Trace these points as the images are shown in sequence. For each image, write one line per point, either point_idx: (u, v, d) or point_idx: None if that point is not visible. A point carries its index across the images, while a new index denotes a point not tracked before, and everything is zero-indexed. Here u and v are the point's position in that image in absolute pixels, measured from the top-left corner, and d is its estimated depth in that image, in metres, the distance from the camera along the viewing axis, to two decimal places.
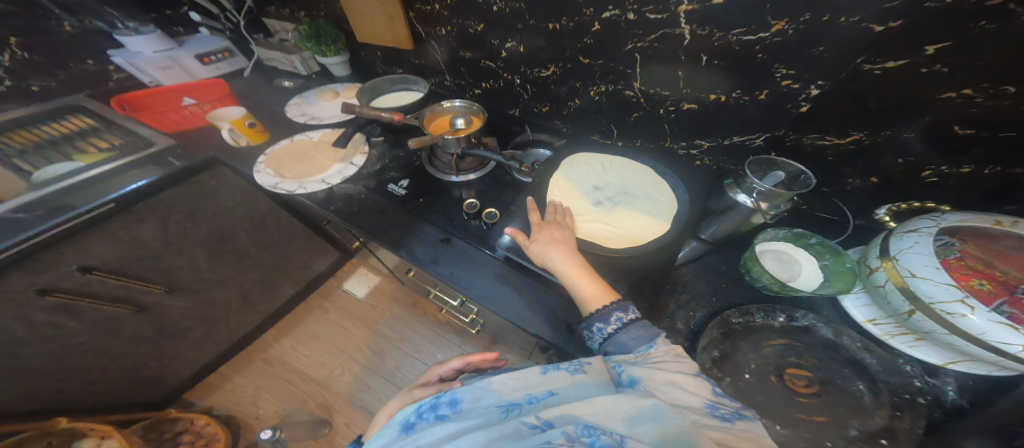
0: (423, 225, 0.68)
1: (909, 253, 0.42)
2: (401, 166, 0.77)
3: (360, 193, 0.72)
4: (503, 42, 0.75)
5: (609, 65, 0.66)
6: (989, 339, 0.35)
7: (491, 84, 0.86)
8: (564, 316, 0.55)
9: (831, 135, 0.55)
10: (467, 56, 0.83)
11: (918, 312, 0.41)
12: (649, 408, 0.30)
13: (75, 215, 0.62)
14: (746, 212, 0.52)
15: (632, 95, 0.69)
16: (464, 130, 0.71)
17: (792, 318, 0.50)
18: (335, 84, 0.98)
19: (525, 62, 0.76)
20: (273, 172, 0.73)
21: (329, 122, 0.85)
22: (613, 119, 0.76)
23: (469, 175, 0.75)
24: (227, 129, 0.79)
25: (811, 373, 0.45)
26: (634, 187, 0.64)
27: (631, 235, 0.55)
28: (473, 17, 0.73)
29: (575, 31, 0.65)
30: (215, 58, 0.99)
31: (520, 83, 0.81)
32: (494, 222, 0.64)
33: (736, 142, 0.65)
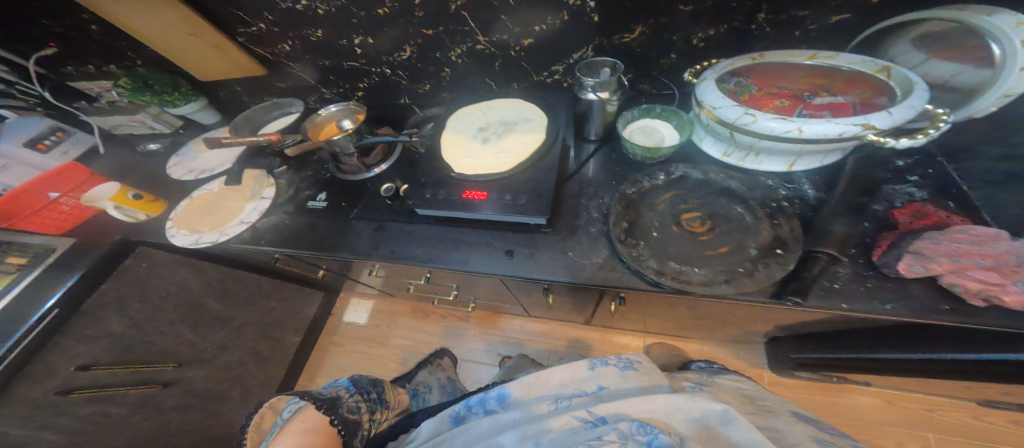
0: (352, 223, 0.69)
1: (707, 94, 0.49)
2: (313, 182, 0.77)
3: (282, 221, 0.72)
4: (351, 40, 0.71)
5: (450, 30, 0.65)
6: (777, 134, 0.43)
7: (367, 83, 0.82)
8: (500, 245, 0.60)
9: (625, 33, 0.59)
10: (329, 64, 0.78)
11: (736, 133, 0.47)
12: (712, 414, 0.43)
13: (32, 327, 0.62)
14: (599, 106, 0.58)
15: (483, 47, 0.68)
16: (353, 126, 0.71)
17: (669, 173, 0.55)
18: (211, 132, 0.92)
19: (383, 52, 0.73)
20: (188, 231, 0.70)
21: (221, 169, 0.81)
22: (484, 70, 0.74)
23: (381, 167, 0.74)
24: (111, 207, 0.72)
25: (701, 212, 0.50)
26: (512, 115, 0.66)
27: (518, 154, 0.58)
28: (302, 24, 0.68)
29: (403, 9, 0.62)
30: (50, 141, 0.81)
31: (391, 72, 0.78)
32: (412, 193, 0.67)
33: (577, 60, 0.67)
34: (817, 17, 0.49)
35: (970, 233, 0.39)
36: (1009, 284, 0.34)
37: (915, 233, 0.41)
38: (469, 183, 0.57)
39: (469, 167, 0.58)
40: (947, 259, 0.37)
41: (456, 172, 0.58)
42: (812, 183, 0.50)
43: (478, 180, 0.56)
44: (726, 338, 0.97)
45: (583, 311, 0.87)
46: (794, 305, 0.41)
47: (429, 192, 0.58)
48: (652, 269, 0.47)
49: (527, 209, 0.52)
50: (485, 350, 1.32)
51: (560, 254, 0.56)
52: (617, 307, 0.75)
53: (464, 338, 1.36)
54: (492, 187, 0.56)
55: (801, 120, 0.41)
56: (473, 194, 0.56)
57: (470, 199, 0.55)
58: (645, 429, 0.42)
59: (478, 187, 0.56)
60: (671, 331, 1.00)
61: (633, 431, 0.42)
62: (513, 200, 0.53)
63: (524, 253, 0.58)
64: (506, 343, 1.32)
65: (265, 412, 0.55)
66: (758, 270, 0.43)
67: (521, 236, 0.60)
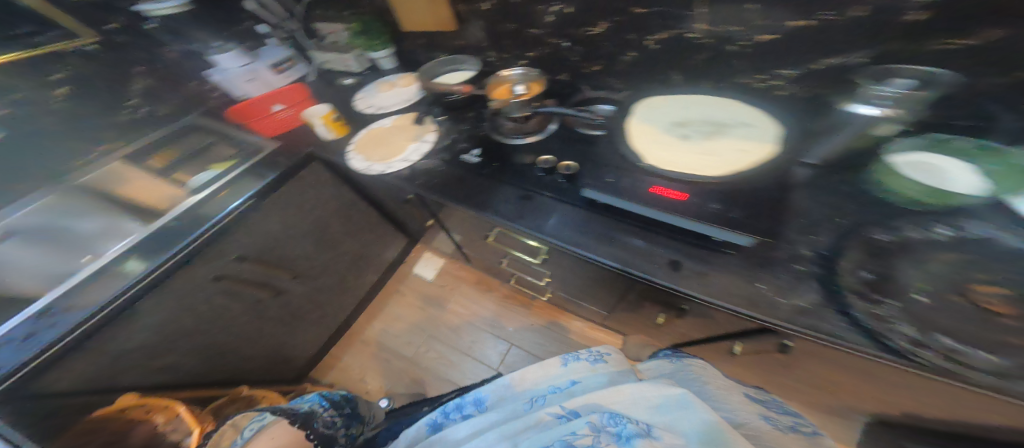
0: (497, 186, 0.69)
1: None
2: (469, 137, 0.79)
3: (436, 167, 0.74)
4: (548, 7, 0.71)
5: (666, 10, 0.59)
6: None
7: (538, 52, 0.82)
8: (664, 252, 0.51)
9: (944, 38, 0.42)
10: (511, 28, 0.80)
11: None
12: (676, 396, 0.49)
13: (226, 215, 0.74)
14: (873, 122, 0.48)
15: (694, 37, 0.61)
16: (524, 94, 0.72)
17: (960, 229, 0.40)
18: (387, 76, 1.01)
19: (572, 24, 0.71)
20: (363, 158, 0.76)
21: (394, 108, 0.88)
22: (679, 59, 0.66)
23: (531, 136, 0.74)
24: (320, 125, 0.83)
25: (1011, 289, 0.35)
26: (721, 115, 0.62)
27: (731, 162, 0.55)
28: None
29: None
30: (285, 67, 0.99)
31: (568, 46, 0.76)
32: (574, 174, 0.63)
33: (834, 66, 0.52)
34: None
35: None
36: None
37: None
38: (667, 178, 0.55)
39: (662, 163, 0.57)
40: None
41: (647, 163, 0.59)
42: None
43: (676, 177, 0.55)
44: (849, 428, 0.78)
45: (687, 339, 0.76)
46: None
47: (607, 178, 0.58)
48: (904, 337, 0.34)
49: None
50: (537, 342, 1.26)
51: (744, 281, 0.45)
52: (743, 346, 0.62)
53: (522, 325, 1.32)
54: (694, 190, 0.53)
55: None
56: (669, 193, 0.53)
57: (663, 196, 0.53)
58: (615, 420, 0.45)
59: (680, 187, 0.54)
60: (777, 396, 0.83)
61: (599, 422, 0.45)
62: None
63: (694, 269, 0.48)
64: (563, 343, 1.26)
65: (224, 432, 0.56)
66: None
67: (693, 248, 0.50)
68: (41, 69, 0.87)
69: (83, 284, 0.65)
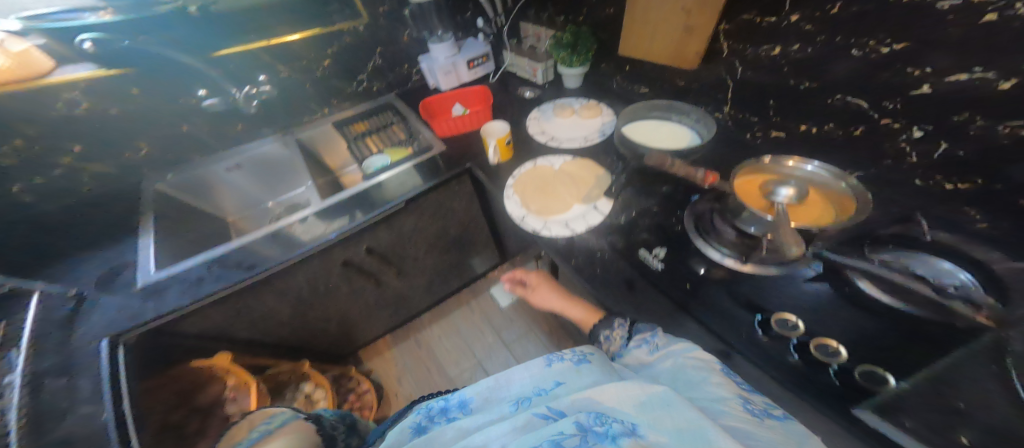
0: (685, 321, 0.46)
1: None
2: (655, 226, 0.56)
3: (597, 251, 0.55)
4: (935, 73, 0.42)
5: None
6: None
7: (831, 130, 0.56)
8: None
9: None
10: (807, 87, 0.57)
11: None
12: (660, 394, 0.34)
13: (385, 209, 0.72)
14: None
15: None
16: (813, 214, 0.45)
17: None
18: (571, 99, 0.86)
19: (969, 108, 0.40)
20: (519, 200, 0.63)
21: (569, 146, 0.72)
22: None
23: (762, 267, 0.46)
24: (491, 146, 0.69)
25: None
26: None
27: None
28: (876, 28, 0.45)
29: None
30: (477, 63, 0.98)
31: (916, 137, 0.47)
32: (840, 366, 0.36)
33: None
34: None
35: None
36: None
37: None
38: None
39: None
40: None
41: None
42: None
43: None
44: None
45: None
46: None
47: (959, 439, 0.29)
48: None
49: None
50: None
51: None
52: None
53: None
54: None
55: None
56: None
57: None
58: (604, 422, 0.30)
59: None
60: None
61: (584, 421, 0.30)
62: None
63: None
64: None
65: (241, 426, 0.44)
66: None
67: None
68: (325, 44, 0.89)
69: (252, 240, 0.69)
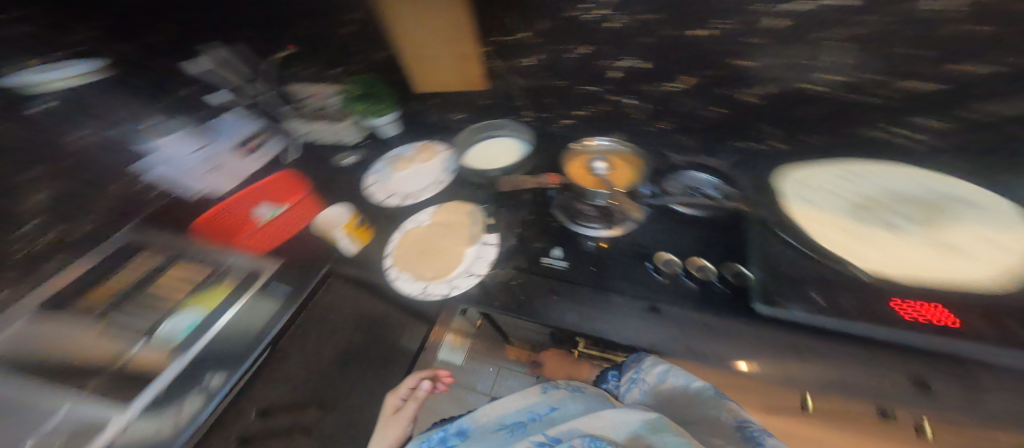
0: (608, 296, 0.53)
1: None
2: (540, 232, 0.61)
3: (512, 280, 0.56)
4: (614, 62, 0.59)
5: (780, 61, 0.49)
6: None
7: (596, 110, 0.70)
8: (890, 375, 0.41)
9: None
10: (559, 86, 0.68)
11: None
12: (654, 420, 0.38)
13: (240, 378, 0.54)
14: None
15: (816, 90, 0.50)
16: (619, 181, 0.62)
17: None
18: (397, 149, 0.84)
19: (648, 80, 0.60)
20: (411, 276, 0.58)
21: (425, 197, 0.70)
22: (819, 126, 0.55)
23: (624, 226, 0.59)
24: (341, 237, 0.64)
25: None
26: (907, 188, 0.51)
27: (957, 259, 0.43)
28: (571, 38, 0.57)
29: (732, 34, 0.48)
30: (254, 144, 0.80)
31: (633, 103, 0.66)
32: (706, 274, 0.51)
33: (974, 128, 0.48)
34: None
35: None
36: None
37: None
38: (881, 291, 0.42)
39: (888, 266, 0.44)
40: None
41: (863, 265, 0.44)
42: None
43: (910, 288, 0.41)
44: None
45: None
46: None
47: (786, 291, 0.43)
48: None
49: None
50: None
51: None
52: None
53: None
54: (923, 298, 0.40)
55: None
56: (911, 311, 0.40)
57: (907, 316, 0.40)
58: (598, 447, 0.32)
59: (902, 297, 0.41)
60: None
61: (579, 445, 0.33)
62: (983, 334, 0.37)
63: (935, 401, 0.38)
64: None
65: None
66: None
67: (912, 373, 0.40)
68: None
69: None
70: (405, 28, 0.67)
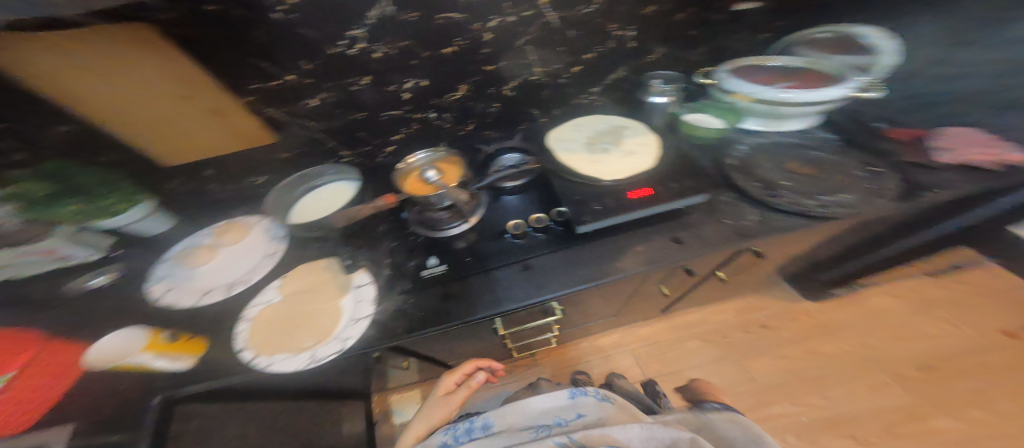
0: (493, 273, 0.60)
1: (741, 87, 0.71)
2: (409, 252, 0.62)
3: (404, 304, 0.55)
4: (402, 84, 0.66)
5: (510, 63, 0.75)
6: (821, 100, 0.65)
7: (406, 130, 0.76)
8: (663, 235, 0.62)
9: (654, 53, 0.84)
10: (360, 117, 0.69)
11: (776, 107, 0.68)
12: None
13: None
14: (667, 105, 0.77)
15: (536, 78, 0.82)
16: (449, 177, 0.66)
17: (746, 141, 0.73)
18: (191, 240, 0.68)
19: (434, 95, 0.72)
20: (287, 353, 0.50)
21: (259, 276, 0.60)
22: (546, 98, 0.88)
23: (475, 216, 0.67)
24: (153, 360, 0.49)
25: (799, 161, 0.66)
26: (600, 125, 0.74)
27: (635, 156, 0.66)
28: (348, 72, 0.60)
29: (472, 48, 0.67)
30: None
31: (435, 116, 0.77)
32: (544, 222, 0.65)
33: (613, 79, 0.88)
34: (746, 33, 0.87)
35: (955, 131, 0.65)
36: (1013, 150, 0.58)
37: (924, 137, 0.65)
38: (625, 187, 0.61)
39: (613, 174, 0.62)
40: (961, 146, 0.60)
41: (607, 180, 0.62)
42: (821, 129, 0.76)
43: (632, 181, 0.61)
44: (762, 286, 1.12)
45: (685, 286, 0.87)
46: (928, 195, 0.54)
47: (591, 204, 0.59)
48: (816, 205, 0.57)
49: (687, 191, 0.58)
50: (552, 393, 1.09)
51: (717, 222, 0.62)
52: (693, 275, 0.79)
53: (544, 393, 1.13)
54: (648, 182, 0.61)
55: (823, 95, 0.65)
56: (639, 192, 0.59)
57: (641, 196, 0.58)
58: None
59: (636, 186, 0.60)
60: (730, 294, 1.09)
61: None
62: (678, 184, 0.59)
63: (688, 236, 0.62)
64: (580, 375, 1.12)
65: None
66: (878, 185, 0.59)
67: (673, 225, 0.63)
68: None
69: None
70: (94, 88, 0.50)
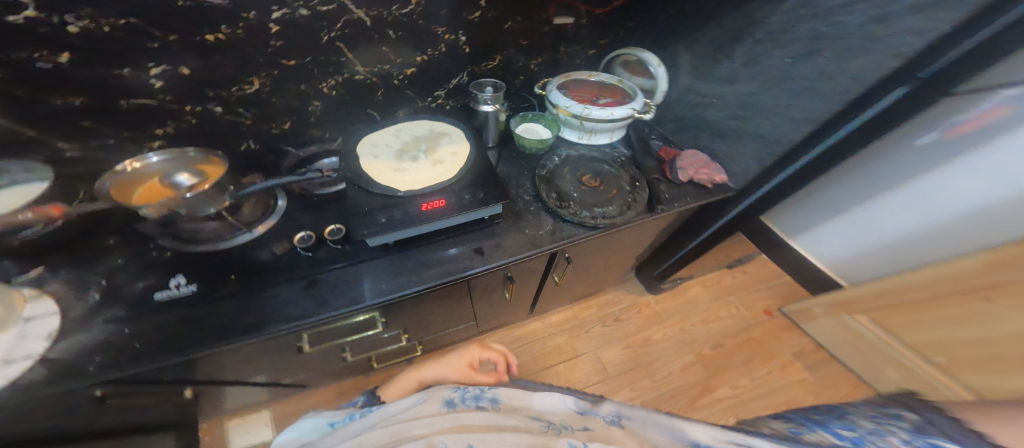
0: (266, 292, 0.51)
1: (559, 100, 0.82)
2: (145, 270, 0.50)
3: (116, 334, 0.44)
4: (145, 70, 0.58)
5: (320, 59, 0.70)
6: (608, 117, 0.79)
7: (173, 127, 0.67)
8: (468, 244, 0.63)
9: (488, 61, 0.88)
10: (81, 104, 0.56)
11: (584, 122, 0.81)
12: None
13: None
14: (494, 115, 0.78)
15: (363, 78, 0.78)
16: (202, 182, 0.56)
17: (559, 156, 0.81)
18: None
19: (211, 86, 0.65)
20: None
21: None
22: (377, 101, 0.83)
23: (264, 224, 0.58)
24: None
25: (592, 174, 0.77)
26: (417, 130, 0.71)
27: (440, 163, 0.65)
28: (19, 42, 0.47)
29: (254, 37, 0.61)
30: None
31: (224, 111, 0.69)
32: (345, 234, 0.57)
33: (455, 84, 0.89)
34: (574, 54, 0.98)
35: (692, 154, 0.85)
36: (713, 172, 0.81)
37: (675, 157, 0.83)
38: (421, 196, 0.59)
39: (410, 184, 0.60)
40: (693, 169, 0.79)
41: (403, 190, 0.59)
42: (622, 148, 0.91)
43: (428, 190, 0.60)
44: (616, 283, 1.24)
45: (529, 292, 0.90)
46: (660, 212, 0.72)
47: (379, 217, 0.56)
48: (589, 217, 0.67)
49: (489, 199, 0.60)
50: None
51: (519, 231, 0.66)
52: (527, 281, 0.80)
53: None
54: (447, 194, 0.60)
55: (613, 110, 0.79)
56: (431, 204, 0.59)
57: (431, 209, 0.58)
58: None
59: (430, 197, 0.59)
60: (586, 292, 1.18)
61: None
62: (472, 196, 0.60)
63: (491, 245, 0.63)
64: None
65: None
66: (636, 198, 0.72)
67: (480, 233, 0.65)
68: None
69: None
70: None
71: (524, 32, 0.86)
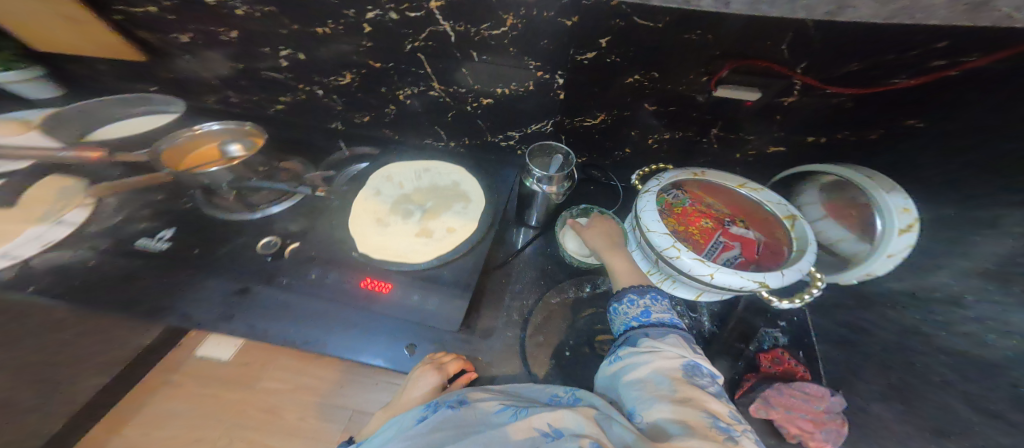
0: (200, 280, 0.52)
1: (646, 211, 0.53)
2: (160, 214, 0.59)
3: (91, 261, 0.52)
4: (276, 50, 0.66)
5: (402, 68, 0.64)
6: (694, 273, 0.47)
7: (289, 97, 0.76)
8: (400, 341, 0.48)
9: (588, 117, 0.66)
10: (241, 67, 0.71)
11: (660, 261, 0.51)
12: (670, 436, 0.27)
13: None
14: (544, 197, 0.59)
15: (438, 96, 0.69)
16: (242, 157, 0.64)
17: (595, 286, 0.58)
18: (21, 113, 0.69)
19: (315, 72, 0.69)
20: None
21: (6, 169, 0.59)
22: (449, 122, 0.74)
23: (267, 210, 0.60)
24: None
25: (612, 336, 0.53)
26: (438, 178, 0.63)
27: (424, 232, 0.54)
28: (207, 17, 0.61)
29: (349, 33, 0.59)
30: None
31: (323, 94, 0.74)
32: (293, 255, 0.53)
33: (535, 130, 0.71)
34: (727, 144, 0.63)
35: (806, 387, 0.45)
36: (816, 432, 0.43)
37: (771, 379, 0.48)
38: (372, 269, 0.50)
39: (376, 248, 0.52)
40: (781, 410, 0.45)
41: (359, 252, 0.52)
42: (710, 314, 0.57)
43: (384, 267, 0.50)
44: None
45: None
46: None
47: (325, 276, 0.51)
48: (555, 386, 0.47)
49: (428, 319, 0.47)
50: None
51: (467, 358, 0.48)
52: None
53: None
54: (401, 281, 0.49)
55: (715, 267, 0.46)
56: (374, 283, 0.49)
57: (367, 290, 0.48)
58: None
59: (382, 275, 0.50)
60: None
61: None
62: (419, 303, 0.47)
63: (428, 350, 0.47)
64: None
65: None
66: None
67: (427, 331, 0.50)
68: None
69: None
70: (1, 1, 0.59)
71: (662, 96, 0.57)
